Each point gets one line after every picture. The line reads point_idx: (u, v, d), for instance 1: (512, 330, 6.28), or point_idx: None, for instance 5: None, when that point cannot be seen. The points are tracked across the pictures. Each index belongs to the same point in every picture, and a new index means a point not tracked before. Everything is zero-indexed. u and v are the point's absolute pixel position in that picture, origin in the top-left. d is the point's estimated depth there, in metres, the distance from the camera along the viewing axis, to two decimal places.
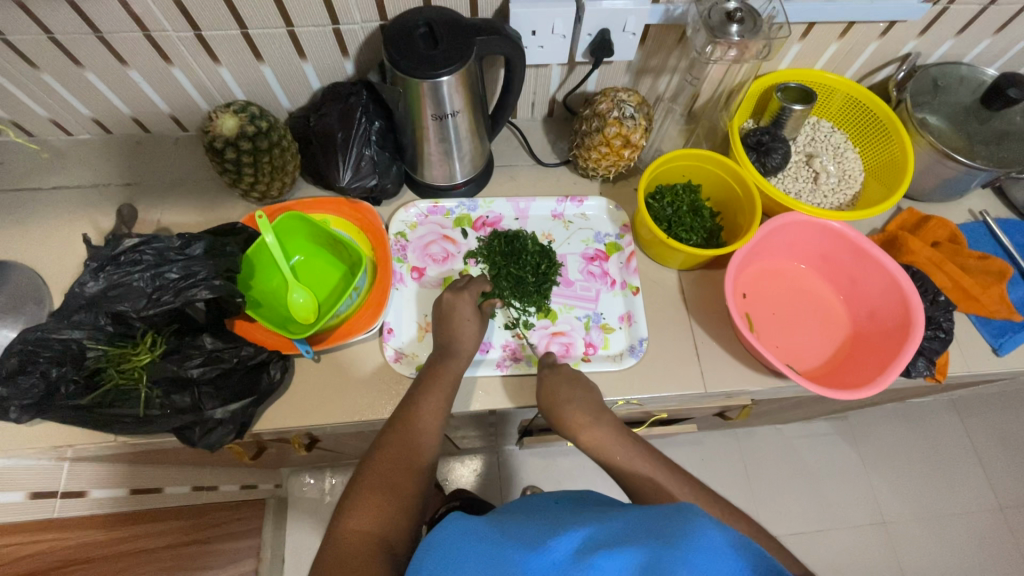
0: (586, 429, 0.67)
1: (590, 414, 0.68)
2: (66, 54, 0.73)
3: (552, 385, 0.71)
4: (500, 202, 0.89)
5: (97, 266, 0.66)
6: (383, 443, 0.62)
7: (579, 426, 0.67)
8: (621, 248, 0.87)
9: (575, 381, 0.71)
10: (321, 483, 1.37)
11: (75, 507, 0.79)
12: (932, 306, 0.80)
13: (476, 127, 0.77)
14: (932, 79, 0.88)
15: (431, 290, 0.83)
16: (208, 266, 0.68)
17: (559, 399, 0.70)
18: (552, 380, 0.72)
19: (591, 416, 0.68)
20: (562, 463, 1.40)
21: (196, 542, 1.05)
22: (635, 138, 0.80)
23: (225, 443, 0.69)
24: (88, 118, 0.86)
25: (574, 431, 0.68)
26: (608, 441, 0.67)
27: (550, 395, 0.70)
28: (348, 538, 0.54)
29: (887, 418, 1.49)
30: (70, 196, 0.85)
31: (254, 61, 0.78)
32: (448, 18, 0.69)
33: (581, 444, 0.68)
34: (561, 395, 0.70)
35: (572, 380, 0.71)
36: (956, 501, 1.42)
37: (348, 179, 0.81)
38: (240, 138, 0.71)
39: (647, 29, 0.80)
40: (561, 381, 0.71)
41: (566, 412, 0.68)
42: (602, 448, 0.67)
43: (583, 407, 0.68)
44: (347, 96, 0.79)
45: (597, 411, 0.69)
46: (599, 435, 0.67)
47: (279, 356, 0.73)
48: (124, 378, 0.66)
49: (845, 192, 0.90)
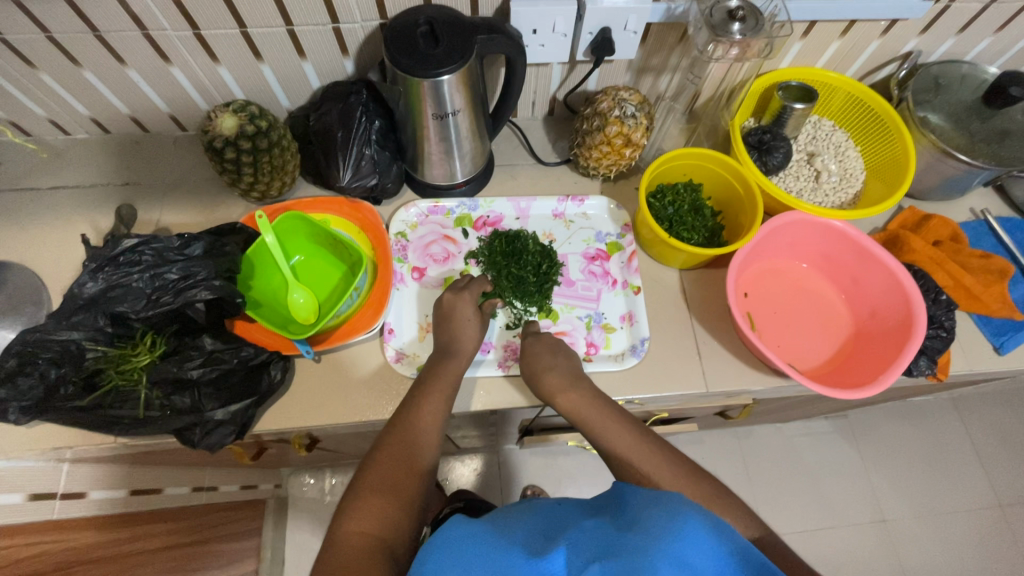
0: (563, 392, 0.69)
1: (567, 378, 0.70)
2: (64, 54, 0.73)
3: (532, 352, 0.73)
4: (501, 202, 0.88)
5: (96, 266, 0.65)
6: (383, 445, 0.62)
7: (557, 389, 0.69)
8: (622, 248, 0.87)
9: (553, 349, 0.73)
10: (321, 483, 1.37)
11: (73, 509, 0.79)
12: (935, 305, 0.80)
13: (477, 126, 0.77)
14: (934, 77, 0.87)
15: (432, 290, 0.83)
16: (207, 266, 0.67)
17: (539, 366, 0.71)
18: (533, 346, 0.73)
19: (569, 381, 0.70)
20: (563, 462, 1.39)
21: (197, 543, 1.05)
22: (636, 137, 0.80)
23: (225, 444, 0.68)
24: (86, 118, 0.85)
25: (552, 395, 0.69)
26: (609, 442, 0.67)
27: (531, 362, 0.72)
28: (350, 540, 0.53)
29: (887, 416, 1.49)
30: (68, 196, 0.85)
31: (253, 60, 0.77)
32: (448, 15, 0.68)
33: (558, 408, 0.69)
34: (541, 362, 0.71)
35: (552, 347, 0.73)
36: (956, 499, 1.42)
37: (348, 179, 0.80)
38: (240, 138, 0.70)
39: (649, 28, 0.79)
40: (540, 349, 0.73)
41: (545, 378, 0.70)
42: (577, 410, 0.68)
43: (561, 373, 0.70)
44: (347, 95, 0.79)
45: (574, 377, 0.70)
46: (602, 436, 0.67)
47: (280, 356, 0.72)
48: (123, 379, 0.66)
49: (846, 191, 0.90)
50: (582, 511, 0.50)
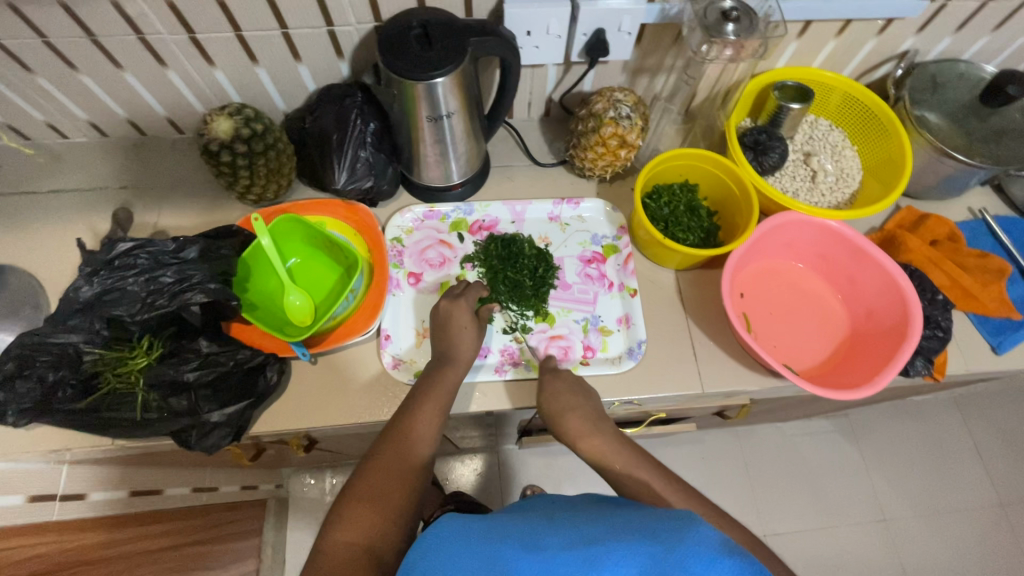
0: (565, 416, 0.69)
1: (590, 422, 0.68)
2: (60, 58, 0.73)
3: (553, 391, 0.71)
4: (496, 206, 0.89)
5: (92, 270, 0.66)
6: (376, 454, 0.62)
7: (579, 434, 0.67)
8: (618, 250, 0.87)
9: (576, 389, 0.71)
10: (321, 483, 1.37)
11: (74, 509, 0.80)
12: (931, 305, 0.80)
13: (471, 128, 0.77)
14: (932, 76, 0.87)
15: (428, 296, 0.83)
16: (203, 270, 0.68)
17: (560, 407, 0.70)
18: (553, 386, 0.72)
19: (591, 426, 0.68)
20: (562, 462, 1.40)
21: (199, 543, 1.06)
22: (631, 138, 0.80)
23: (223, 446, 0.69)
24: (84, 121, 0.86)
25: (574, 440, 0.68)
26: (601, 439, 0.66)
27: (552, 402, 0.70)
28: (333, 549, 0.54)
29: (888, 415, 1.49)
30: (67, 199, 0.85)
31: (249, 63, 0.77)
32: (443, 18, 0.68)
33: (581, 454, 0.68)
34: (562, 402, 0.70)
35: (574, 387, 0.71)
36: (956, 498, 1.42)
37: (343, 181, 0.80)
38: (235, 141, 0.71)
39: (644, 29, 0.79)
40: (564, 389, 0.71)
41: (567, 421, 0.68)
42: (598, 454, 0.66)
43: (583, 416, 0.68)
44: (342, 97, 0.80)
45: (596, 420, 0.68)
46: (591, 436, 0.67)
47: (277, 359, 0.72)
48: (121, 381, 0.66)
49: (843, 191, 0.90)
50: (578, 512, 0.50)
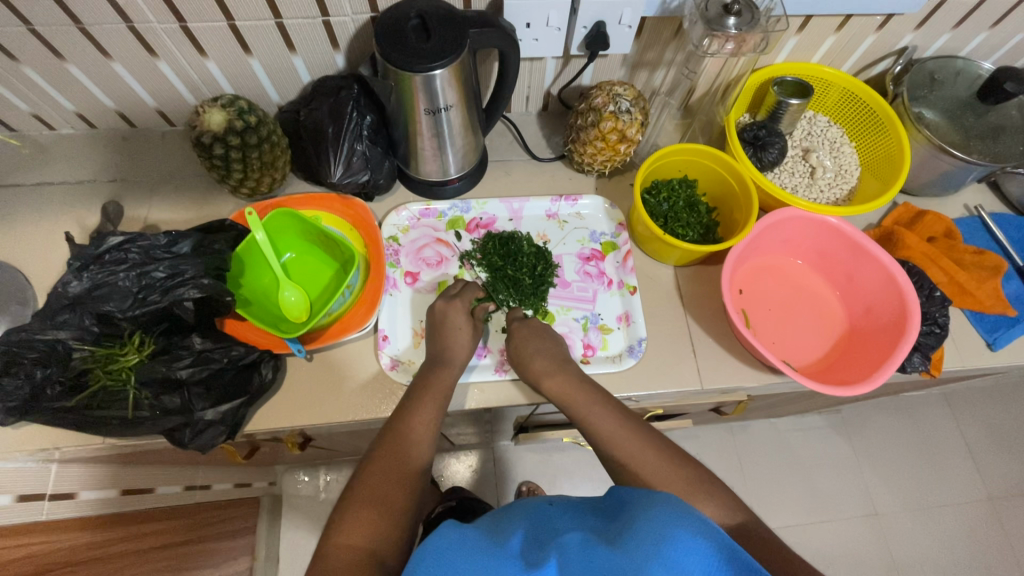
0: (530, 359, 0.71)
1: (554, 362, 0.70)
2: (47, 46, 0.71)
3: (520, 338, 0.73)
4: (493, 203, 0.88)
5: (81, 265, 0.65)
6: (374, 456, 0.62)
7: (544, 372, 0.69)
8: (617, 247, 0.86)
9: (539, 333, 0.74)
10: (315, 481, 1.35)
11: (63, 509, 0.78)
12: (928, 301, 0.79)
13: (469, 121, 0.76)
14: (929, 72, 0.87)
15: (426, 296, 0.82)
16: (195, 265, 0.67)
17: (525, 349, 0.72)
18: (519, 333, 0.74)
19: (556, 365, 0.70)
20: (558, 458, 1.39)
21: (190, 542, 1.04)
22: (631, 133, 0.79)
23: (217, 444, 0.68)
24: (71, 112, 0.83)
25: (539, 377, 0.70)
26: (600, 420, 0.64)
27: (518, 346, 0.73)
28: (338, 553, 0.53)
29: (879, 410, 1.50)
30: (54, 193, 0.83)
31: (242, 54, 0.76)
32: (442, 9, 0.67)
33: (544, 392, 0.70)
34: (527, 346, 0.72)
35: (537, 332, 0.74)
36: (946, 492, 1.43)
37: (339, 174, 0.78)
38: (227, 133, 0.69)
39: (644, 21, 0.78)
40: (528, 334, 0.73)
41: (532, 361, 0.70)
42: (564, 393, 0.68)
43: (548, 357, 0.71)
44: (337, 90, 0.78)
45: (561, 361, 0.71)
46: (575, 404, 0.67)
47: (271, 355, 0.72)
48: (111, 378, 0.64)
49: (841, 187, 0.90)
50: (576, 513, 0.49)
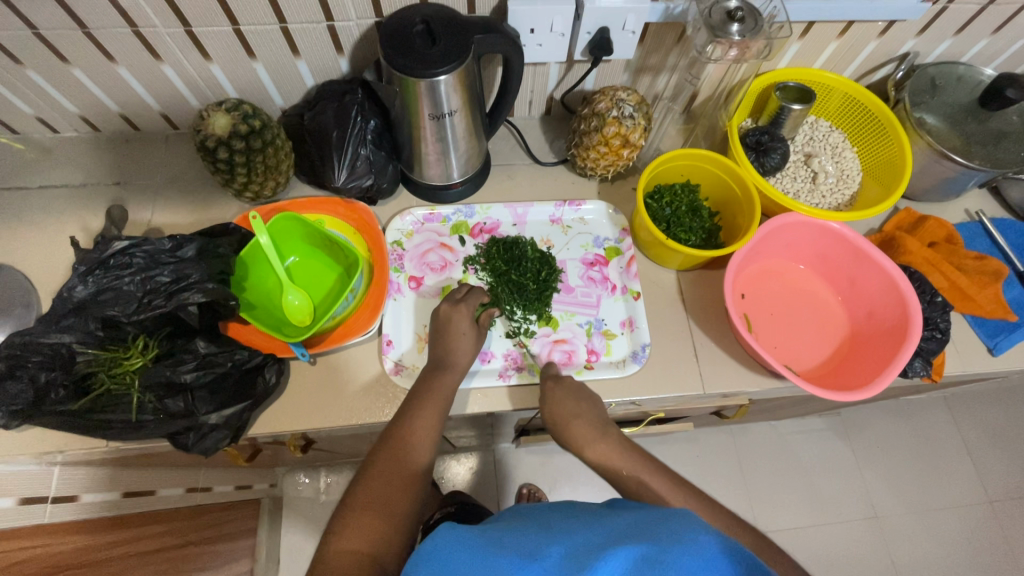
0: (571, 424, 0.69)
1: (595, 429, 0.68)
2: (51, 50, 0.71)
3: (554, 399, 0.71)
4: (497, 208, 0.88)
5: (86, 269, 0.65)
6: (375, 460, 0.62)
7: (585, 441, 0.68)
8: (620, 253, 0.87)
9: (577, 395, 0.71)
10: (316, 483, 1.35)
11: (65, 512, 0.78)
12: (930, 307, 0.80)
13: (473, 126, 0.76)
14: (930, 78, 0.87)
15: (430, 300, 0.82)
16: (200, 270, 0.67)
17: (564, 412, 0.70)
18: (556, 395, 0.71)
19: (597, 431, 0.68)
20: (558, 460, 1.39)
21: (191, 544, 1.04)
22: (634, 138, 0.79)
23: (220, 448, 0.68)
24: (75, 115, 0.83)
25: (581, 446, 0.68)
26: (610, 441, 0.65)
27: (556, 410, 0.70)
28: (338, 558, 0.53)
29: (880, 413, 1.50)
30: (57, 196, 0.83)
31: (246, 58, 0.76)
32: (447, 14, 0.67)
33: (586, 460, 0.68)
34: (566, 410, 0.70)
35: (574, 393, 0.71)
36: (946, 495, 1.44)
37: (343, 179, 0.79)
38: (232, 138, 0.69)
39: (647, 27, 0.79)
40: (564, 396, 0.71)
41: (572, 427, 0.68)
42: (607, 461, 0.67)
43: (588, 422, 0.68)
44: (342, 94, 0.78)
45: (602, 425, 0.69)
46: (620, 473, 0.65)
47: (275, 359, 0.72)
48: (115, 382, 0.65)
49: (843, 193, 0.90)
50: (581, 517, 0.49)
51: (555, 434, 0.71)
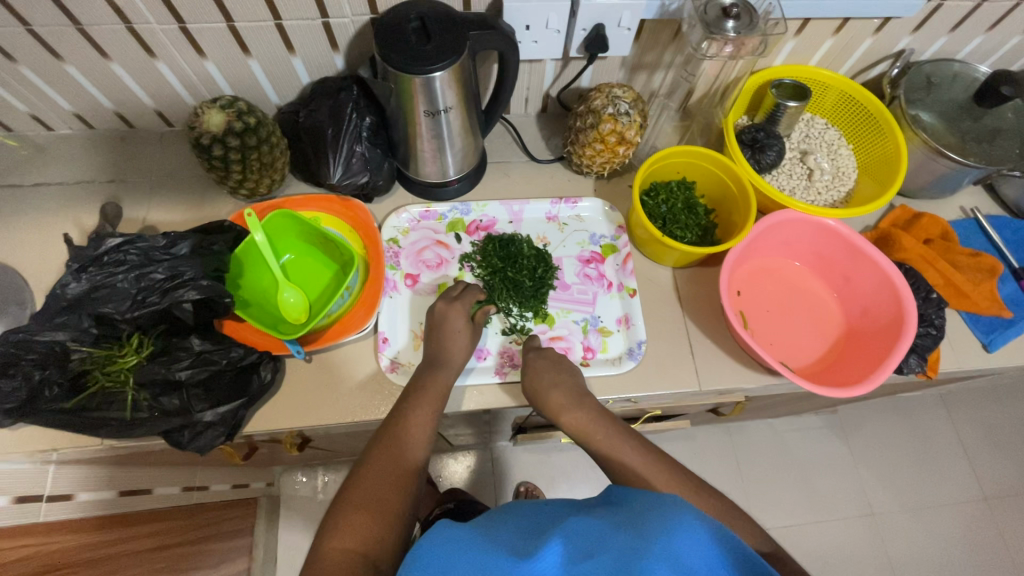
0: (549, 394, 0.69)
1: (571, 396, 0.68)
2: (45, 47, 0.71)
3: (534, 369, 0.71)
4: (493, 205, 0.88)
5: (79, 267, 0.65)
6: (369, 458, 0.62)
7: (561, 408, 0.68)
8: (617, 249, 0.87)
9: (556, 365, 0.72)
10: (313, 481, 1.35)
11: (60, 510, 0.78)
12: (925, 303, 0.80)
13: (469, 123, 0.76)
14: (926, 75, 0.87)
15: (426, 297, 0.82)
16: (195, 266, 0.67)
17: (541, 383, 0.70)
18: (536, 365, 0.72)
19: (573, 399, 0.68)
20: (555, 458, 1.39)
21: (188, 543, 1.04)
22: (630, 135, 0.79)
23: (215, 446, 0.68)
24: (69, 112, 0.83)
25: (557, 412, 0.68)
26: (605, 442, 0.65)
27: (533, 379, 0.71)
28: (331, 556, 0.53)
29: (876, 410, 1.51)
30: (52, 193, 0.83)
31: (241, 55, 0.76)
32: (442, 10, 0.67)
33: (564, 426, 0.68)
34: (544, 379, 0.70)
35: (553, 364, 0.72)
36: (942, 492, 1.44)
37: (339, 176, 0.78)
38: (227, 134, 0.69)
39: (643, 24, 0.79)
40: (544, 365, 0.71)
41: (549, 396, 0.69)
42: (583, 429, 0.67)
43: (565, 390, 0.69)
44: (337, 91, 0.78)
45: (579, 395, 0.69)
46: (596, 440, 0.66)
47: (270, 357, 0.71)
48: (110, 380, 0.65)
49: (838, 190, 0.90)
50: (574, 510, 0.49)
51: (535, 404, 0.71)
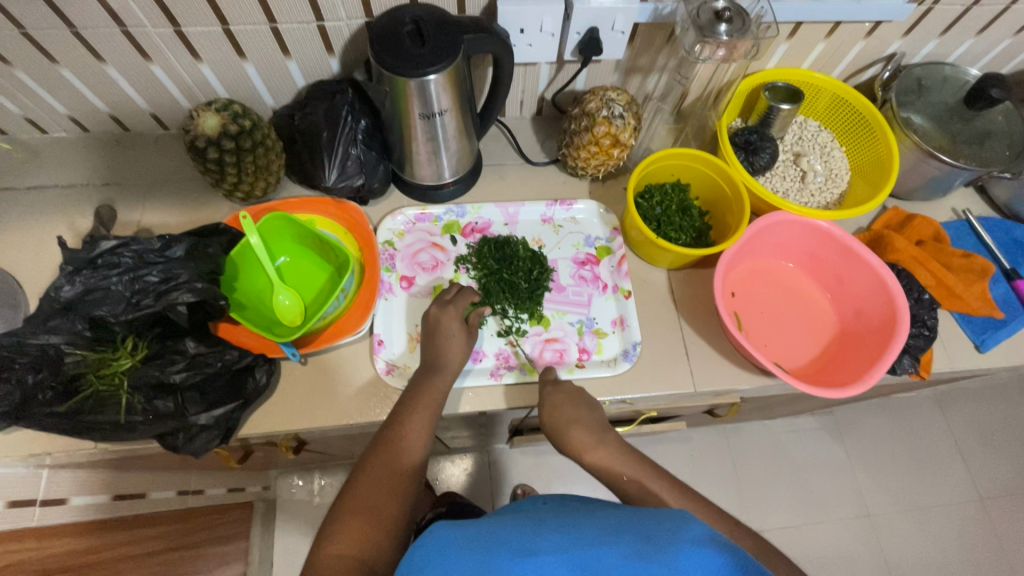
0: (570, 430, 0.68)
1: (593, 434, 0.68)
2: (40, 50, 0.71)
3: (554, 404, 0.70)
4: (489, 208, 0.88)
5: (73, 269, 0.64)
6: (366, 463, 0.62)
7: (584, 448, 0.67)
8: (611, 251, 0.87)
9: (576, 400, 0.71)
10: (309, 485, 1.34)
11: (54, 515, 0.78)
12: (918, 304, 0.81)
13: (463, 127, 0.76)
14: (917, 78, 0.88)
15: (421, 300, 0.82)
16: (189, 269, 0.67)
17: (561, 419, 0.69)
18: (555, 399, 0.71)
19: (595, 436, 0.68)
20: (552, 460, 1.39)
21: (184, 547, 1.03)
22: (624, 138, 0.79)
23: (210, 449, 0.67)
24: (64, 115, 0.83)
25: (580, 451, 0.68)
26: None
27: (554, 415, 0.70)
28: (327, 562, 0.53)
29: (872, 411, 1.51)
30: (46, 196, 0.83)
31: (237, 58, 0.76)
32: (436, 14, 0.68)
33: (586, 464, 0.69)
34: (564, 416, 0.69)
35: (573, 398, 0.71)
36: (937, 492, 1.45)
37: (334, 178, 0.79)
38: (222, 138, 0.69)
39: (637, 28, 0.79)
40: (563, 401, 0.70)
41: (571, 436, 0.68)
42: (605, 466, 0.67)
43: (587, 428, 0.68)
44: (332, 94, 0.78)
45: (600, 432, 0.68)
46: (619, 478, 0.66)
47: (265, 359, 0.71)
48: (104, 383, 0.65)
49: (831, 192, 0.91)
50: (573, 514, 0.49)
51: (552, 438, 0.71)
